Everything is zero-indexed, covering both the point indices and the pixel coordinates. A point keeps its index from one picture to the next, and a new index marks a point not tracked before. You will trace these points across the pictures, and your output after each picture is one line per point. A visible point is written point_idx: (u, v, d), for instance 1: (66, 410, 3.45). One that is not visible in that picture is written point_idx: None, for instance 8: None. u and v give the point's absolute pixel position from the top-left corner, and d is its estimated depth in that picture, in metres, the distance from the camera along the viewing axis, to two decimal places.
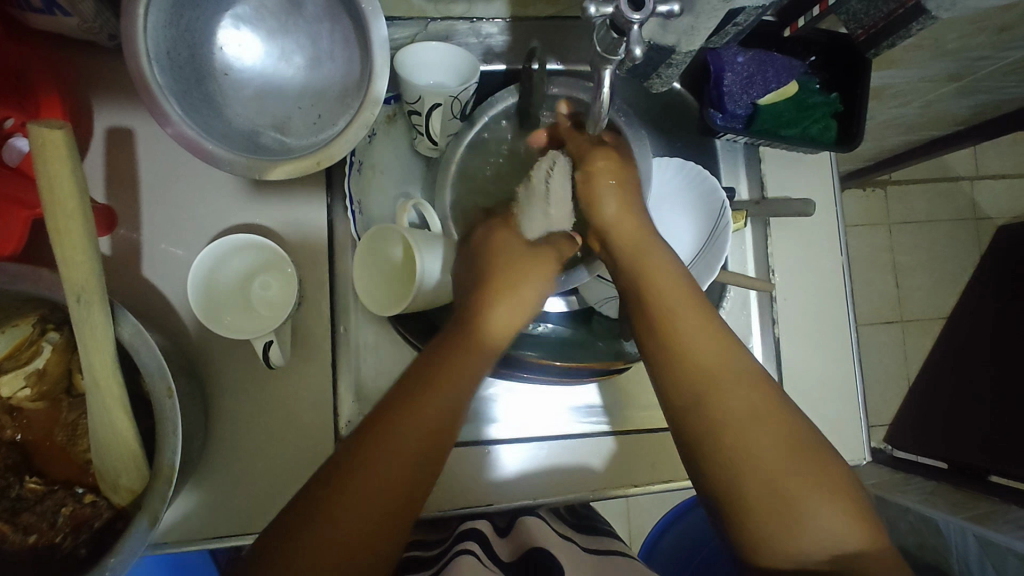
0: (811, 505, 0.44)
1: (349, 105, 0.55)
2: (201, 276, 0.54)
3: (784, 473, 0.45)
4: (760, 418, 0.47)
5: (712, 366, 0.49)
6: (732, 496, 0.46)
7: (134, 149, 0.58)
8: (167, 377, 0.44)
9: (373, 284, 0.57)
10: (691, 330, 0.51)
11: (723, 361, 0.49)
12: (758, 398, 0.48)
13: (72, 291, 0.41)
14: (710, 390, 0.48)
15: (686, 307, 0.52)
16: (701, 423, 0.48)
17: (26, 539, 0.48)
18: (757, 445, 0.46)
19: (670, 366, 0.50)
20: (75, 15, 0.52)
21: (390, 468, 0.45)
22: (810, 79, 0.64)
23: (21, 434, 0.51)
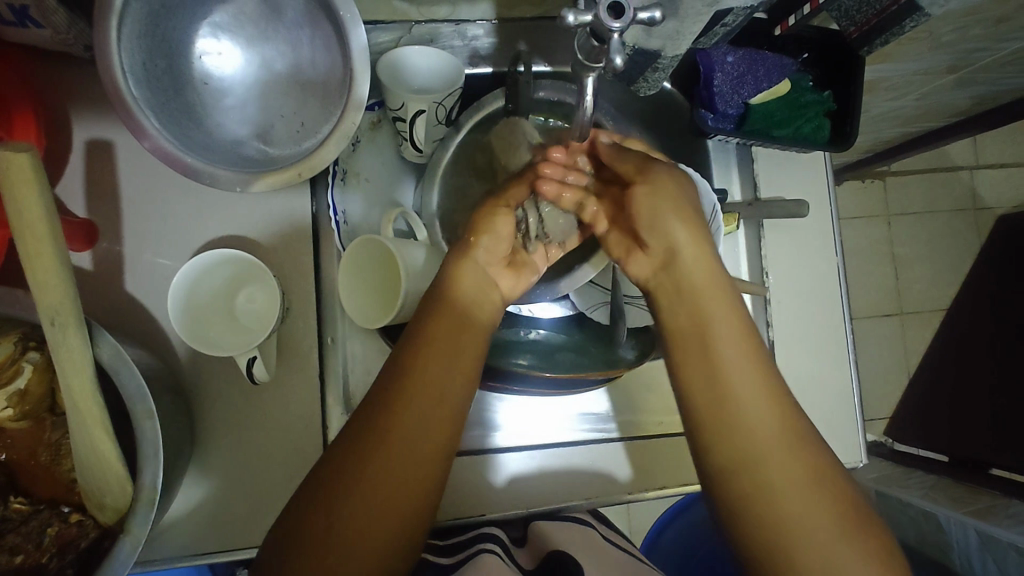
0: (837, 552, 0.42)
1: (332, 112, 0.54)
2: (181, 294, 0.52)
3: (807, 519, 0.43)
4: (791, 462, 0.44)
5: (749, 404, 0.46)
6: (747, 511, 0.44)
7: (114, 162, 0.57)
8: (148, 399, 0.43)
9: (376, 305, 0.56)
10: (736, 361, 0.47)
11: (764, 397, 0.46)
12: (795, 439, 0.45)
13: (46, 315, 0.40)
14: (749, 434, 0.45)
15: (731, 338, 0.48)
16: (729, 465, 0.46)
17: (11, 559, 0.47)
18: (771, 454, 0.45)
19: (702, 402, 0.48)
20: (47, 27, 0.50)
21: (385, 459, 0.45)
22: (804, 76, 0.63)
23: (5, 453, 0.51)
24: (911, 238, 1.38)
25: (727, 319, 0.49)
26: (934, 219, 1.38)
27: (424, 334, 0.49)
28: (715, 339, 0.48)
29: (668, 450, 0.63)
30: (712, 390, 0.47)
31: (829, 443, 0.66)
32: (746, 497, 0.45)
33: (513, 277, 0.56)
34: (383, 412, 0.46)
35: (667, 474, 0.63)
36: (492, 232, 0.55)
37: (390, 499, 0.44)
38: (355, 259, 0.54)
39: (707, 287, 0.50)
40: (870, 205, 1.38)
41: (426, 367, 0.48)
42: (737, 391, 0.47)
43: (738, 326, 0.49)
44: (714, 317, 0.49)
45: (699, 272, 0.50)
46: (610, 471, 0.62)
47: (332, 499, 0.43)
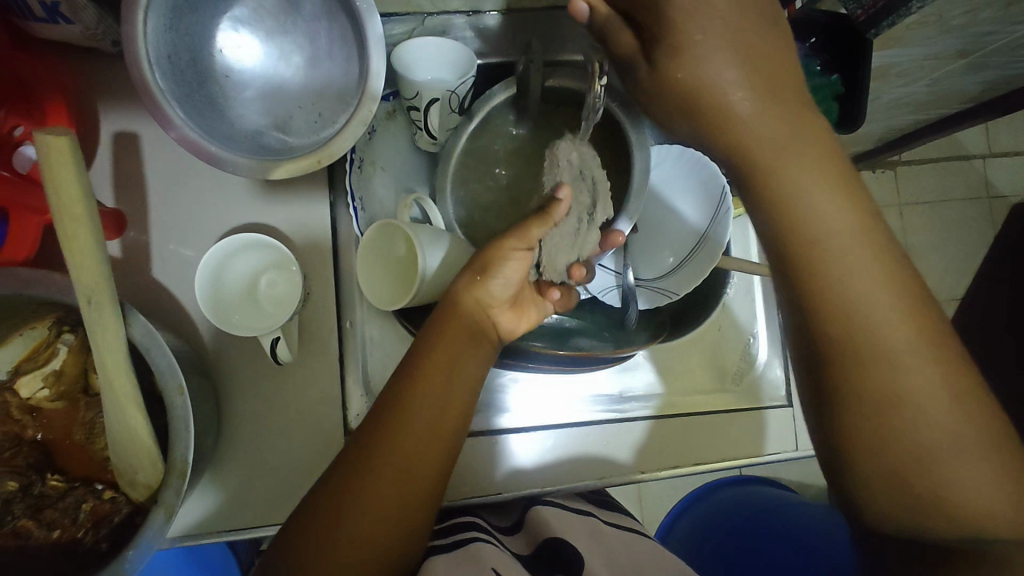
0: (938, 422, 0.38)
1: (349, 102, 0.56)
2: (208, 291, 0.55)
3: (964, 481, 0.38)
4: (895, 317, 0.39)
5: (906, 366, 0.39)
6: (846, 382, 0.40)
7: (139, 152, 0.59)
8: (178, 375, 0.45)
9: (392, 290, 0.57)
10: (859, 270, 0.39)
11: (858, 241, 0.40)
12: (905, 306, 0.40)
13: (83, 294, 0.42)
14: (879, 360, 0.39)
15: (847, 235, 0.40)
16: (865, 449, 0.40)
17: (49, 534, 0.49)
18: (876, 307, 0.39)
19: (830, 376, 0.41)
20: (77, 23, 0.52)
21: (398, 448, 0.47)
22: (812, 60, 0.63)
23: (42, 433, 0.53)
24: (921, 227, 1.40)
25: (870, 270, 0.39)
26: (945, 208, 1.40)
27: (434, 341, 0.52)
28: (825, 243, 0.40)
29: (682, 427, 0.64)
30: (860, 379, 0.39)
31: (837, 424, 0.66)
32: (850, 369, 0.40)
33: (514, 316, 0.57)
34: (395, 409, 0.49)
35: (676, 454, 0.63)
36: (503, 274, 0.55)
37: (400, 493, 0.46)
38: (371, 238, 0.56)
39: (838, 217, 0.40)
40: (882, 193, 1.40)
41: (439, 365, 0.51)
42: (826, 234, 0.40)
43: (876, 266, 0.40)
44: (859, 281, 0.39)
45: (821, 198, 0.40)
46: (621, 449, 0.62)
47: (349, 477, 0.46)
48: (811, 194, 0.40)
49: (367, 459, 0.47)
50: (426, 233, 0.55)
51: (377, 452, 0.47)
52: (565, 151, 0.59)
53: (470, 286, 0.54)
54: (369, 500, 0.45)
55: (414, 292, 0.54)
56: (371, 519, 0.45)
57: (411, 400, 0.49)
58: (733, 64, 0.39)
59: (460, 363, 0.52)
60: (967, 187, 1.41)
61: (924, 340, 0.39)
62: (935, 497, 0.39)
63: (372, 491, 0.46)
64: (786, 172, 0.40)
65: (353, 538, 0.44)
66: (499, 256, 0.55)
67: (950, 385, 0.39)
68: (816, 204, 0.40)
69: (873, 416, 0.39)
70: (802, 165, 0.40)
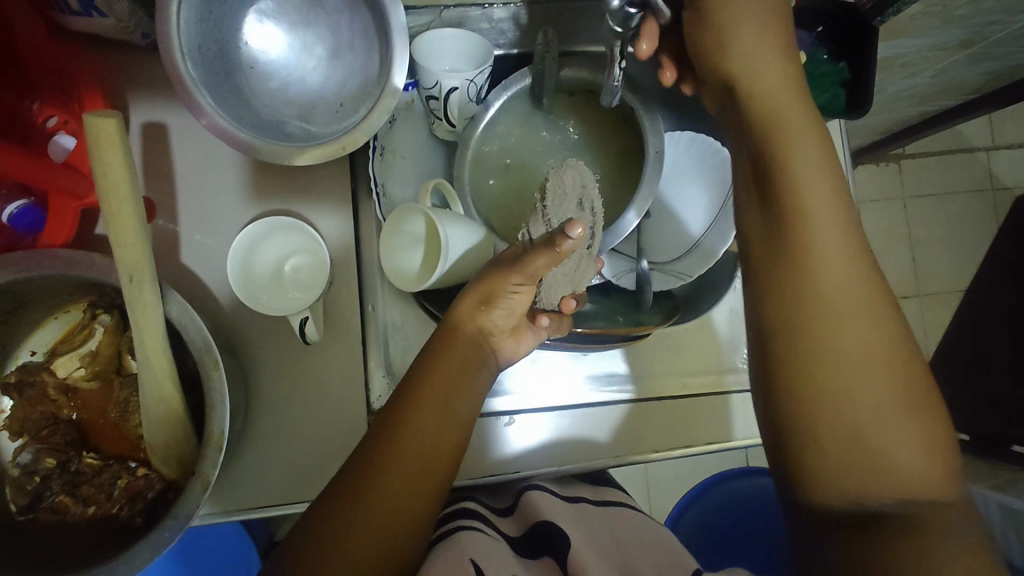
0: (886, 382, 0.40)
1: (370, 92, 0.57)
2: (238, 263, 0.58)
3: (902, 448, 0.39)
4: (854, 270, 0.41)
5: (861, 325, 0.40)
6: (802, 329, 0.41)
7: (167, 142, 0.61)
8: (214, 352, 0.47)
9: (418, 272, 0.58)
10: (823, 221, 0.42)
11: (829, 196, 0.43)
12: (862, 266, 0.42)
13: (125, 271, 0.44)
14: (836, 311, 0.41)
15: (819, 188, 0.43)
16: (813, 404, 0.40)
17: (85, 510, 0.51)
18: (838, 258, 0.42)
19: (790, 326, 0.42)
20: (110, 15, 0.54)
21: (402, 454, 0.50)
22: (819, 50, 0.65)
23: (77, 412, 0.55)
24: (925, 220, 1.41)
25: (834, 226, 0.42)
26: (948, 201, 1.42)
27: (434, 355, 0.56)
28: (799, 190, 0.43)
29: (687, 407, 0.66)
30: (813, 326, 0.41)
31: None
32: (807, 316, 0.41)
33: (514, 343, 0.61)
34: (400, 416, 0.52)
35: (665, 436, 0.65)
36: (506, 305, 0.59)
37: (401, 493, 0.49)
38: (394, 221, 0.57)
39: (816, 171, 0.43)
40: (886, 187, 1.42)
41: (436, 378, 0.54)
42: (802, 183, 0.43)
43: (845, 228, 0.42)
44: (823, 233, 0.42)
45: (807, 149, 0.44)
46: (630, 428, 0.65)
47: (358, 479, 0.49)
48: (806, 153, 0.44)
49: (377, 462, 0.49)
50: (455, 230, 0.57)
51: (385, 456, 0.50)
52: (571, 175, 0.63)
53: (474, 314, 0.58)
54: (376, 501, 0.48)
55: (438, 274, 0.56)
56: (377, 514, 0.47)
57: (414, 412, 0.52)
58: (750, 35, 0.48)
59: (458, 380, 0.55)
60: (971, 180, 1.42)
61: (882, 308, 0.41)
62: (874, 460, 0.39)
63: (381, 490, 0.48)
64: (787, 127, 0.45)
65: (359, 534, 0.46)
66: (497, 292, 0.58)
67: (898, 359, 0.40)
68: (803, 159, 0.44)
69: (824, 369, 0.40)
70: (796, 125, 0.45)
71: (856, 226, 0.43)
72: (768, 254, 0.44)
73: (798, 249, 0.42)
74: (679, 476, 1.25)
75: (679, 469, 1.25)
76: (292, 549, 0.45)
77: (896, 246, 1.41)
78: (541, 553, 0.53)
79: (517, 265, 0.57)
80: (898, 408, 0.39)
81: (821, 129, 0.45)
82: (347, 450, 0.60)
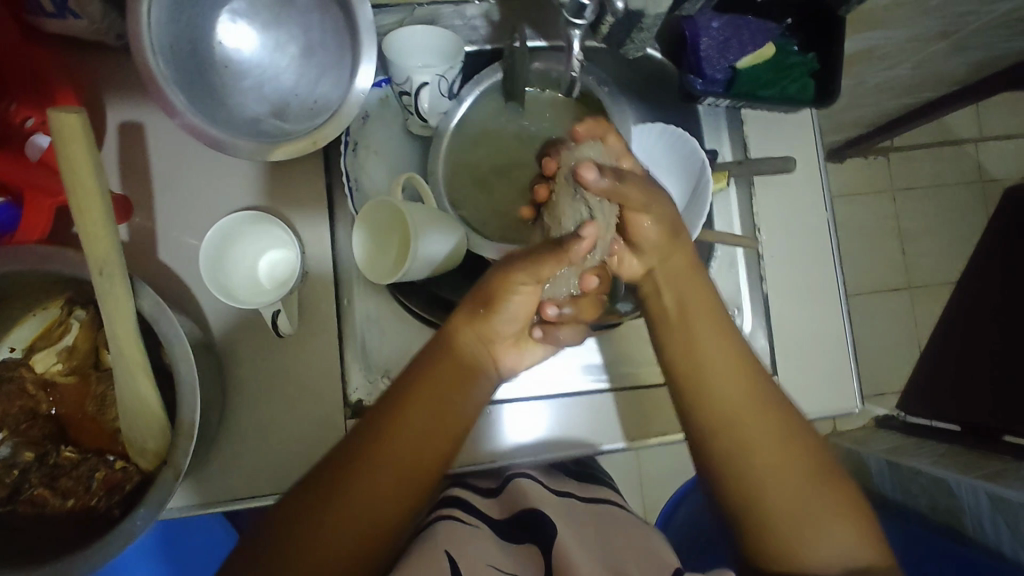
0: (774, 446, 0.53)
1: (342, 89, 0.58)
2: (213, 253, 0.57)
3: (811, 512, 0.51)
4: (730, 368, 0.56)
5: (745, 414, 0.54)
6: (701, 411, 0.55)
7: (143, 141, 0.62)
8: (185, 344, 0.48)
9: (382, 265, 0.59)
10: (706, 338, 0.57)
11: (711, 321, 0.58)
12: (743, 371, 0.56)
13: (95, 265, 0.45)
14: (717, 404, 0.55)
15: (701, 312, 0.58)
16: (743, 496, 0.52)
17: (64, 503, 0.52)
18: (722, 364, 0.56)
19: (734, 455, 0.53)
20: (83, 17, 0.55)
21: (397, 439, 0.52)
22: (788, 41, 0.66)
23: (56, 407, 0.56)
24: (914, 213, 1.42)
25: (715, 336, 0.57)
26: (937, 193, 1.42)
27: (445, 347, 0.56)
28: (696, 346, 0.57)
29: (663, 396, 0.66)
30: (711, 417, 0.55)
31: (818, 397, 0.66)
32: (695, 399, 0.56)
33: (516, 353, 0.62)
34: (398, 404, 0.53)
35: (643, 423, 0.66)
36: (511, 313, 0.57)
37: (391, 480, 0.51)
38: (367, 213, 0.58)
39: (698, 303, 0.58)
40: (874, 180, 1.42)
41: (440, 372, 0.55)
42: (690, 309, 0.58)
43: (735, 355, 0.56)
44: (707, 344, 0.57)
45: (698, 303, 0.58)
46: (605, 416, 0.65)
47: (350, 461, 0.51)
48: (687, 290, 0.59)
49: (372, 447, 0.51)
50: (432, 230, 0.57)
51: (381, 440, 0.51)
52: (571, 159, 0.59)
53: (476, 319, 0.56)
54: (363, 486, 0.50)
55: (400, 277, 0.57)
56: (368, 498, 0.50)
57: (414, 401, 0.53)
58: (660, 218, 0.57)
59: (452, 395, 0.55)
60: (960, 172, 1.43)
61: (759, 395, 0.55)
62: (785, 517, 0.51)
63: (373, 476, 0.50)
64: (682, 291, 0.59)
65: (344, 507, 0.49)
66: (501, 296, 0.56)
67: (788, 435, 0.54)
68: (682, 287, 0.59)
69: (729, 440, 0.54)
70: (691, 287, 0.59)
71: (730, 331, 0.58)
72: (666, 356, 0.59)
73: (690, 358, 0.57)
74: (670, 473, 1.25)
75: (672, 465, 1.25)
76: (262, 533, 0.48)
77: (885, 240, 1.41)
78: (523, 539, 0.54)
79: (523, 264, 0.54)
80: (798, 468, 0.52)
81: (713, 305, 0.59)
82: (325, 442, 0.61)
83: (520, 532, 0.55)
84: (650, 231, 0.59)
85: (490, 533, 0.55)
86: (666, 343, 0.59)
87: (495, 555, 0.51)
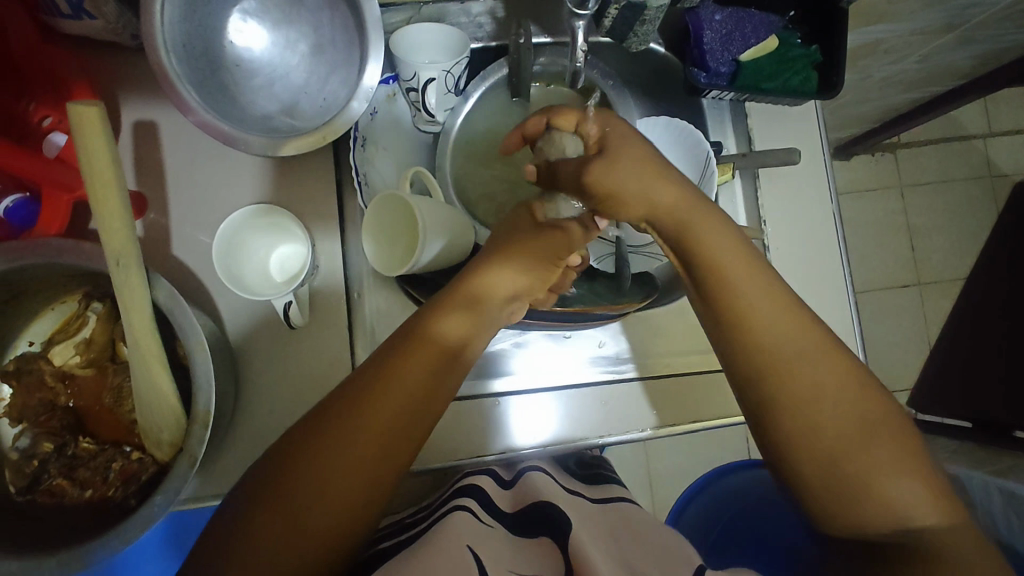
0: (831, 398, 0.46)
1: (351, 85, 0.60)
2: (225, 249, 0.58)
3: (886, 481, 0.44)
4: (779, 317, 0.49)
5: (796, 360, 0.47)
6: (745, 361, 0.49)
7: (157, 138, 0.63)
8: (199, 334, 0.49)
9: (393, 261, 0.60)
10: (744, 286, 0.50)
11: (749, 272, 0.50)
12: (792, 317, 0.49)
13: (112, 256, 0.46)
14: (765, 350, 0.48)
15: (732, 259, 0.51)
16: (799, 453, 0.46)
17: (82, 493, 0.53)
18: (770, 311, 0.49)
19: (766, 420, 0.48)
20: (99, 17, 0.57)
21: (372, 415, 0.48)
22: (792, 33, 0.66)
23: (74, 400, 0.57)
24: (922, 209, 1.41)
25: (752, 285, 0.50)
26: (946, 189, 1.42)
27: (428, 316, 0.53)
28: (733, 292, 0.50)
29: (671, 388, 0.67)
30: (760, 364, 0.48)
31: None
32: (744, 345, 0.49)
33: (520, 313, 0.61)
34: (374, 377, 0.49)
35: (650, 413, 0.66)
36: (512, 292, 0.58)
37: (363, 455, 0.47)
38: (374, 214, 0.59)
39: (728, 250, 0.51)
40: (882, 176, 1.42)
41: (422, 344, 0.52)
42: (723, 259, 0.51)
43: (780, 301, 0.49)
44: (744, 294, 0.49)
45: (729, 253, 0.51)
46: (614, 408, 0.66)
47: (320, 435, 0.47)
48: (709, 236, 0.52)
49: (344, 421, 0.47)
50: (440, 223, 0.58)
51: (353, 415, 0.47)
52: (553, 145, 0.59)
53: (470, 293, 0.55)
54: (333, 458, 0.46)
55: (409, 270, 0.57)
56: (339, 471, 0.46)
57: (390, 373, 0.49)
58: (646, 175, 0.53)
59: (436, 366, 0.51)
60: (969, 168, 1.42)
61: (813, 343, 0.48)
62: (848, 481, 0.44)
63: (345, 449, 0.46)
64: (701, 239, 0.52)
65: (312, 481, 0.45)
66: (496, 271, 0.56)
67: (849, 390, 0.47)
68: (710, 235, 0.52)
69: (781, 391, 0.47)
70: (715, 235, 0.52)
71: (772, 277, 0.51)
72: (706, 309, 0.52)
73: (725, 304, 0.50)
74: (680, 471, 1.25)
75: (682, 464, 1.25)
76: (225, 523, 0.44)
77: (894, 236, 1.41)
78: (538, 532, 0.54)
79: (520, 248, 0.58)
80: (857, 428, 0.45)
81: (745, 252, 0.51)
82: None
83: (532, 527, 0.55)
84: (635, 175, 0.54)
85: (501, 527, 0.55)
86: (703, 299, 0.52)
87: (509, 554, 0.50)
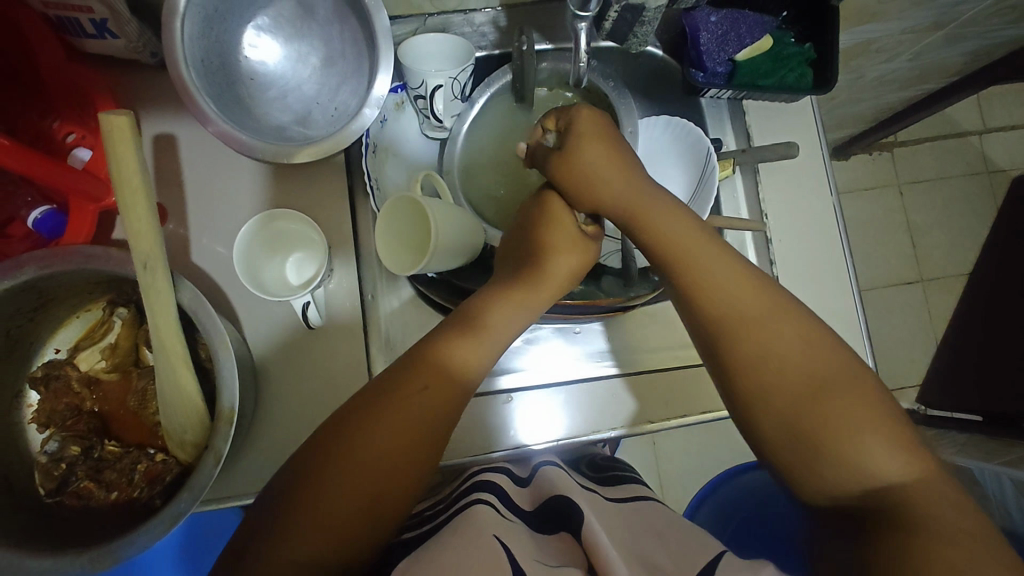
0: (810, 373, 0.47)
1: (361, 95, 0.62)
2: (242, 256, 0.59)
3: (872, 455, 0.44)
4: (755, 300, 0.51)
5: (770, 335, 0.49)
6: (727, 346, 0.50)
7: (175, 151, 0.65)
8: (222, 332, 0.50)
9: (407, 261, 0.61)
10: (719, 279, 0.52)
11: (727, 266, 0.52)
12: (761, 295, 0.51)
13: (139, 260, 0.48)
14: (739, 327, 0.50)
15: (708, 255, 0.53)
16: (784, 434, 0.47)
17: (108, 495, 0.54)
18: (748, 300, 0.51)
19: (749, 402, 0.49)
20: (122, 36, 0.60)
21: (385, 417, 0.50)
22: (785, 33, 0.69)
23: (99, 405, 0.58)
24: (921, 205, 1.43)
25: (731, 279, 0.52)
26: (944, 185, 1.43)
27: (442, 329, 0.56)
28: (708, 285, 0.52)
29: (678, 380, 0.69)
30: (734, 343, 0.50)
31: None
32: (722, 334, 0.50)
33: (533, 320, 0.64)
34: (394, 383, 0.52)
35: (662, 405, 0.67)
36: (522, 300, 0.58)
37: (381, 456, 0.49)
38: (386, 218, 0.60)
39: (705, 249, 0.53)
40: (880, 174, 1.44)
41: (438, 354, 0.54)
42: (705, 260, 0.53)
43: (755, 287, 0.51)
44: (720, 290, 0.51)
45: (704, 251, 0.53)
46: (624, 401, 0.67)
47: (341, 440, 0.49)
48: (676, 233, 0.54)
49: (364, 426, 0.50)
50: (448, 218, 0.59)
51: (369, 418, 0.50)
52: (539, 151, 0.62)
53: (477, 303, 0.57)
54: (351, 460, 0.48)
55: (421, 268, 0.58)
56: (359, 472, 0.48)
57: (404, 380, 0.52)
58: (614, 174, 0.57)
59: (442, 369, 0.53)
60: (965, 164, 1.44)
61: (784, 318, 0.50)
62: (836, 457, 0.45)
63: (365, 451, 0.49)
64: (672, 240, 0.54)
65: (338, 484, 0.47)
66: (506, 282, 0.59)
67: (822, 361, 0.48)
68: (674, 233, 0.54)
69: (758, 369, 0.48)
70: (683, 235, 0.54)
71: (745, 266, 0.53)
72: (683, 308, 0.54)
73: (699, 295, 0.52)
74: (691, 473, 1.25)
75: (692, 465, 1.25)
76: (256, 520, 0.47)
77: (895, 232, 1.42)
78: (558, 528, 0.54)
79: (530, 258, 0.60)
80: (837, 403, 0.46)
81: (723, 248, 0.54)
82: None
83: (551, 523, 0.55)
84: (602, 174, 0.57)
85: (522, 522, 0.55)
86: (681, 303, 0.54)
87: (531, 543, 0.51)
